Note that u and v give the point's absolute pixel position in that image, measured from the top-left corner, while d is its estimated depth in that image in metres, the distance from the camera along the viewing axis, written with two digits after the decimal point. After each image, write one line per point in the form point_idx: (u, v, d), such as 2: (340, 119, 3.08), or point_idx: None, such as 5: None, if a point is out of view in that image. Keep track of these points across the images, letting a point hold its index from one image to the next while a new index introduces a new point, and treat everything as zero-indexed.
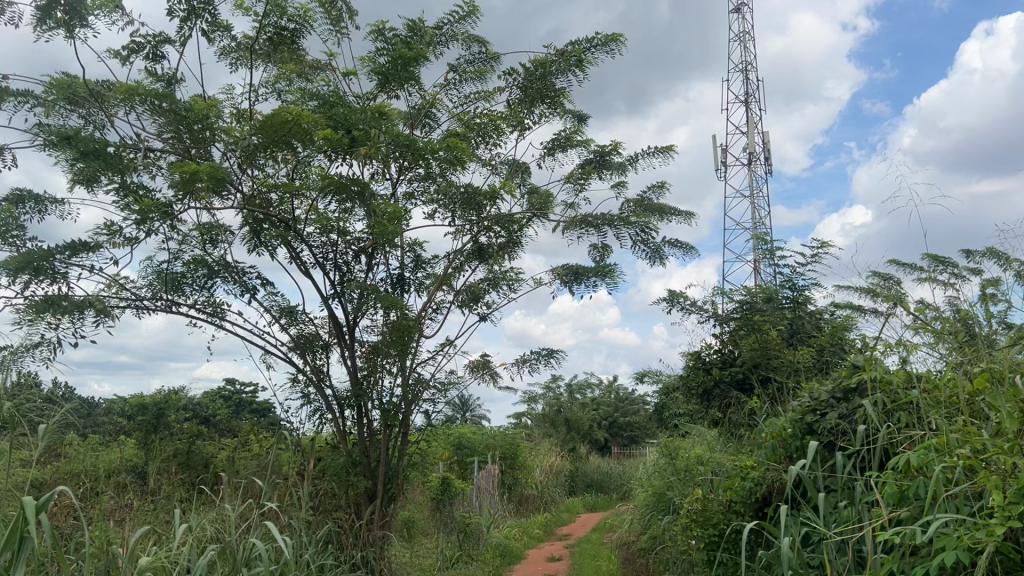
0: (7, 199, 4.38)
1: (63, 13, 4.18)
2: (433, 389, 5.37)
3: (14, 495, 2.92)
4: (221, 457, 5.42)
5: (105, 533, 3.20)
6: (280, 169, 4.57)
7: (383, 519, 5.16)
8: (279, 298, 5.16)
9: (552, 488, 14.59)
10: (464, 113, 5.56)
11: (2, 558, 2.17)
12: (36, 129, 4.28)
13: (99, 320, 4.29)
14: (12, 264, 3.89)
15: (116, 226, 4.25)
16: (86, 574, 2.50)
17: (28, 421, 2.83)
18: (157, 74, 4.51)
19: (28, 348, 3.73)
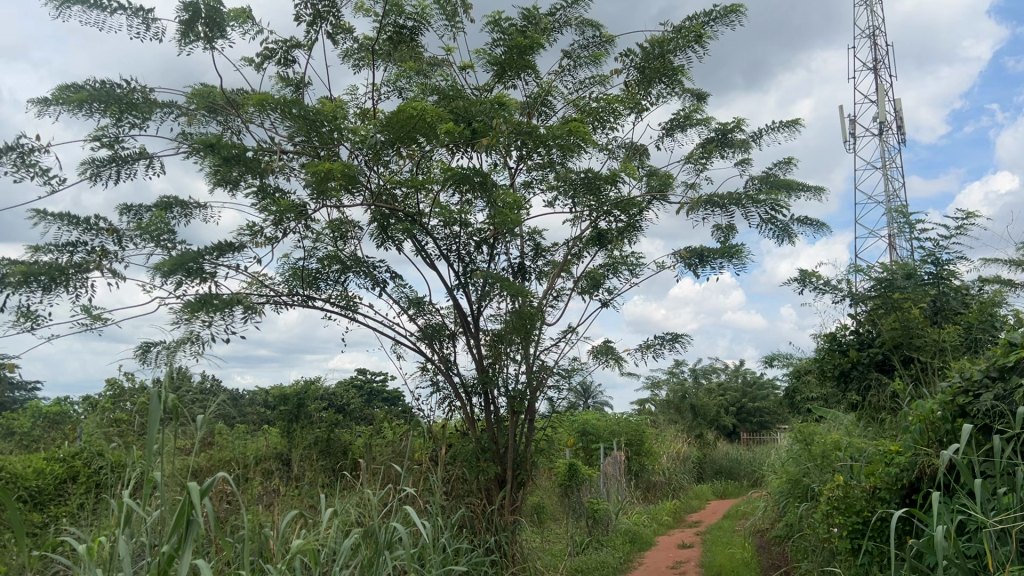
0: (158, 204, 4.68)
1: (203, 26, 4.42)
2: (557, 376, 5.40)
3: (179, 481, 3.11)
4: (358, 444, 5.64)
5: (259, 517, 3.38)
6: (404, 165, 4.69)
7: (513, 504, 5.25)
8: (407, 290, 5.30)
9: (680, 475, 14.41)
10: (580, 99, 5.53)
11: (173, 539, 2.29)
12: (181, 137, 4.56)
13: (246, 316, 4.54)
14: (167, 265, 4.15)
15: (257, 226, 4.47)
16: (247, 555, 2.64)
17: (189, 412, 3.01)
18: (287, 79, 4.71)
19: (183, 343, 3.98)
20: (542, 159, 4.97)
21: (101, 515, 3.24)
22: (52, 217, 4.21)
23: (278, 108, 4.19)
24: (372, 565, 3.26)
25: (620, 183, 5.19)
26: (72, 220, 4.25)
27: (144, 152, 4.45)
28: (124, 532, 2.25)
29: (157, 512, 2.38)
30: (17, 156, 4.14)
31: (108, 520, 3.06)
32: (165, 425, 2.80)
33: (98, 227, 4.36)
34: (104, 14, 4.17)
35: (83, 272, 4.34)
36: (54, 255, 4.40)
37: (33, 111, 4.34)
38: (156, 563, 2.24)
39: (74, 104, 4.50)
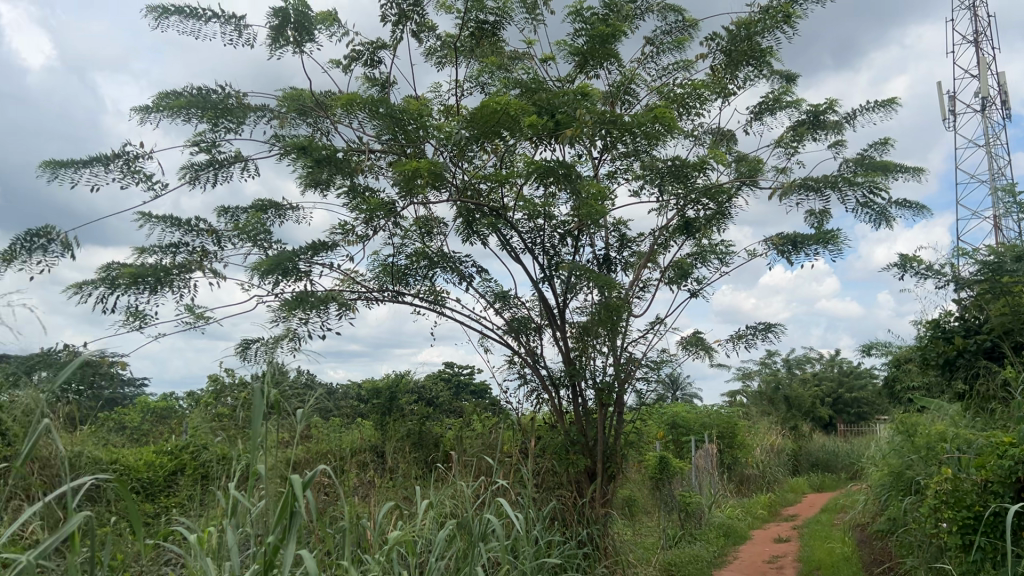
0: (253, 206, 4.85)
1: (293, 31, 4.55)
2: (646, 368, 5.34)
3: (281, 473, 3.21)
4: (450, 437, 5.73)
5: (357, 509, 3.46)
6: (488, 160, 4.72)
7: (604, 497, 5.23)
8: (492, 284, 5.34)
9: (775, 467, 14.07)
10: (665, 86, 5.45)
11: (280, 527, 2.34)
12: (274, 140, 4.70)
13: (340, 312, 4.66)
14: (265, 265, 4.29)
15: (348, 225, 4.57)
16: (347, 544, 2.69)
17: (289, 407, 3.10)
18: (373, 79, 4.80)
19: (280, 340, 4.11)
20: (627, 148, 4.92)
21: (209, 506, 3.38)
22: (156, 219, 4.41)
23: (366, 108, 4.27)
24: (468, 556, 3.30)
25: (707, 170, 5.09)
26: (175, 222, 4.44)
27: (240, 155, 4.61)
28: (231, 522, 2.33)
29: (261, 503, 2.44)
30: (124, 163, 4.35)
31: (216, 510, 3.18)
32: (267, 419, 2.89)
33: (199, 228, 4.54)
34: (200, 23, 4.33)
35: (186, 272, 4.54)
36: (159, 256, 4.61)
37: (137, 119, 4.54)
38: (262, 553, 2.30)
39: (173, 111, 4.69)
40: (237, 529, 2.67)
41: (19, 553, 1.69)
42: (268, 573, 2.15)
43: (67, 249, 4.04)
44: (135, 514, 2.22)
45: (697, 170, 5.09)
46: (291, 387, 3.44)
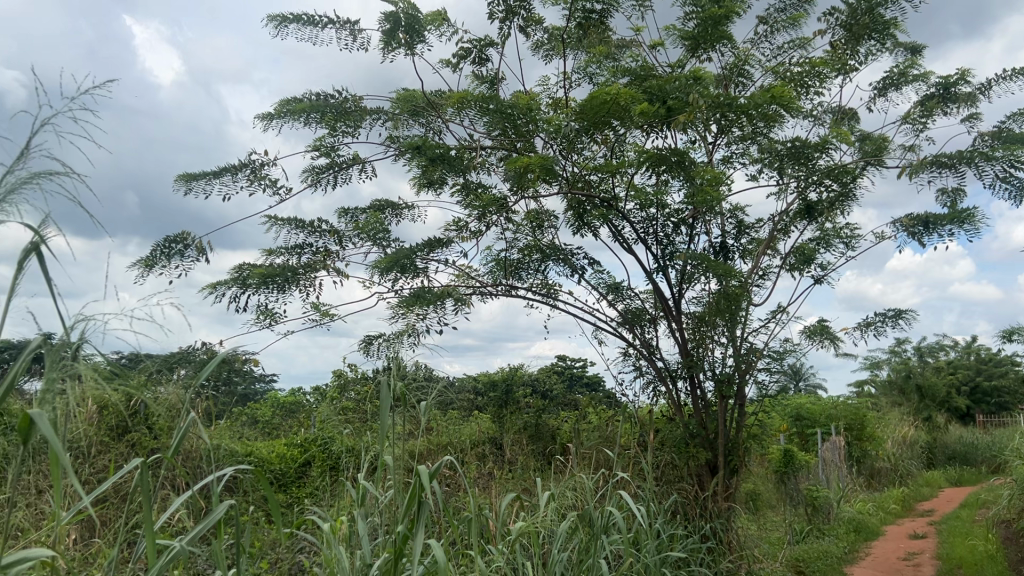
0: (371, 206, 4.99)
1: (404, 33, 4.65)
2: (768, 358, 5.19)
3: (405, 464, 3.30)
4: (566, 430, 5.74)
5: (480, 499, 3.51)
6: (599, 151, 4.69)
7: (727, 491, 5.12)
8: (605, 275, 5.31)
9: (907, 461, 13.40)
10: (780, 66, 5.26)
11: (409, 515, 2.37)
12: (390, 141, 4.83)
13: (457, 307, 4.74)
14: (384, 264, 4.41)
15: (462, 221, 4.64)
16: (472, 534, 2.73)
17: (413, 400, 3.17)
18: (482, 76, 4.85)
19: (401, 334, 4.22)
20: (743, 132, 4.78)
21: (339, 498, 3.52)
22: (281, 222, 4.60)
23: (476, 105, 4.32)
24: (590, 549, 3.30)
25: (829, 150, 4.89)
26: (299, 224, 4.63)
27: (358, 157, 4.75)
28: (361, 511, 2.40)
29: (389, 493, 2.49)
30: (250, 171, 4.57)
31: (345, 501, 3.30)
32: (392, 411, 2.96)
33: (321, 229, 4.72)
34: (317, 31, 4.49)
35: (311, 272, 4.72)
36: (285, 257, 4.81)
37: (261, 126, 4.76)
38: (391, 543, 2.35)
39: (295, 117, 4.88)
40: (366, 518, 2.76)
41: (171, 538, 1.78)
42: (398, 562, 2.20)
43: (201, 253, 4.28)
44: (272, 501, 2.31)
45: (817, 151, 4.89)
46: (414, 379, 3.52)
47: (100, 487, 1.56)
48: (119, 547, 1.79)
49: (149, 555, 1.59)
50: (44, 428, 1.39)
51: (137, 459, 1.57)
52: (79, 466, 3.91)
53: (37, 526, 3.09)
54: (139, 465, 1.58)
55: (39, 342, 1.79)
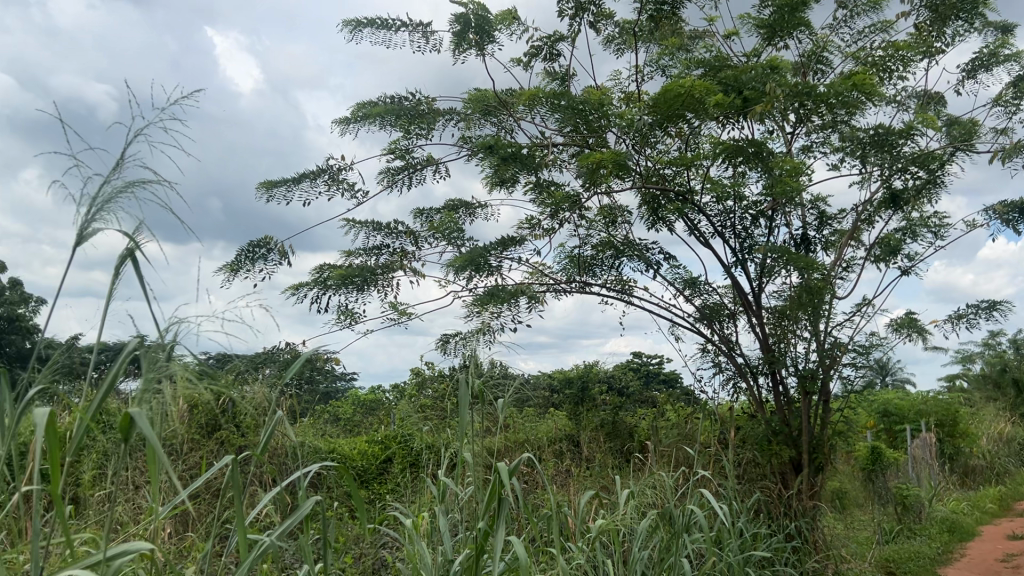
0: (446, 206, 5.04)
1: (475, 34, 4.69)
2: (853, 353, 5.03)
3: (484, 462, 3.32)
4: (644, 427, 5.69)
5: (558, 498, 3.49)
6: (673, 144, 4.63)
7: (812, 490, 4.99)
8: (681, 270, 5.24)
9: (1005, 458, 12.81)
10: (861, 51, 5.10)
11: (488, 513, 2.37)
12: (463, 141, 4.87)
13: (531, 305, 4.75)
14: (459, 263, 4.45)
15: (535, 219, 4.65)
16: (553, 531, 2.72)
17: (490, 397, 3.20)
18: (553, 73, 4.84)
19: (477, 332, 4.25)
20: (822, 120, 4.66)
21: (419, 495, 3.57)
22: (359, 224, 4.69)
23: (548, 102, 4.33)
24: (671, 548, 3.26)
25: (914, 136, 4.72)
26: (376, 226, 4.71)
27: (432, 158, 4.80)
28: (442, 507, 2.42)
29: (469, 490, 2.50)
30: (327, 175, 4.67)
31: (426, 497, 3.34)
32: (471, 409, 2.99)
33: (397, 230, 4.79)
34: (390, 34, 4.56)
35: (388, 272, 4.80)
36: (363, 258, 4.91)
37: (338, 131, 4.86)
38: (472, 539, 2.37)
39: (370, 120, 4.97)
40: (448, 514, 2.79)
41: (260, 533, 1.83)
42: (480, 558, 2.21)
43: (283, 257, 4.40)
44: (356, 497, 2.35)
45: (902, 138, 4.73)
46: (493, 376, 3.54)
47: (192, 484, 1.61)
48: (214, 541, 1.86)
49: (241, 548, 1.64)
50: (142, 426, 1.45)
51: (229, 456, 1.62)
52: (172, 462, 4.07)
53: (135, 519, 3.23)
54: (230, 461, 1.64)
55: (136, 343, 1.87)
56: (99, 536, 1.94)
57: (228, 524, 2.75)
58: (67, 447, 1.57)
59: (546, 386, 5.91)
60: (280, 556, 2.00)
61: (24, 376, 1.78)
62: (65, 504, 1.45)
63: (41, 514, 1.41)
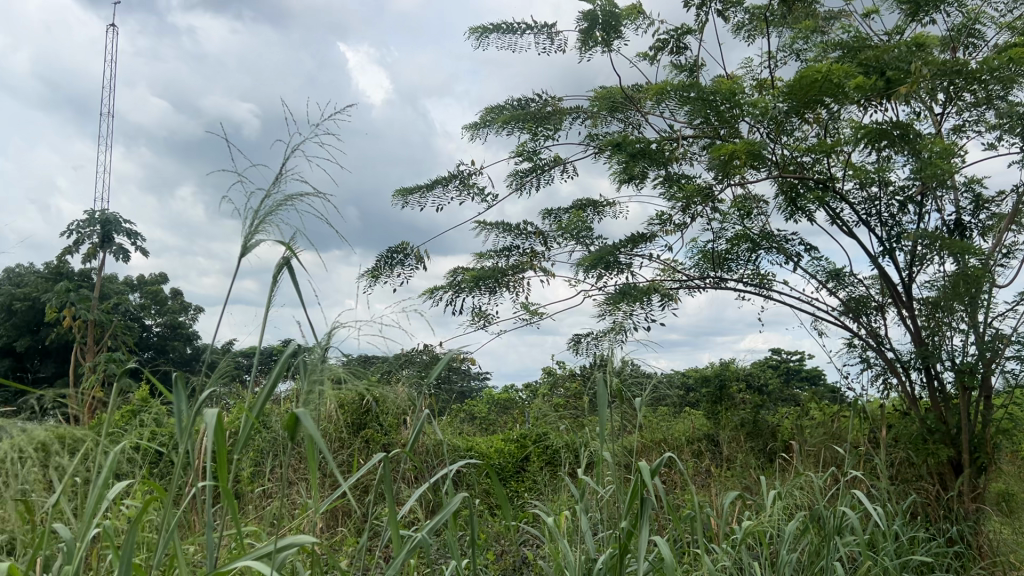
0: (574, 205, 5.05)
1: (601, 31, 4.67)
2: (1018, 345, 4.68)
3: (623, 460, 3.30)
4: (787, 426, 5.51)
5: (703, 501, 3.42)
6: (810, 131, 4.46)
7: (974, 492, 4.67)
8: (823, 262, 5.02)
9: None
10: (1018, 20, 4.74)
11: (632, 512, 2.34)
12: (590, 140, 4.86)
13: (664, 303, 4.68)
14: (589, 261, 4.45)
15: (666, 214, 4.57)
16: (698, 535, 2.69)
17: (628, 395, 3.18)
18: (681, 65, 4.76)
19: (609, 331, 4.23)
20: (976, 97, 4.36)
21: (558, 494, 3.58)
22: (490, 226, 4.77)
23: (677, 95, 4.26)
24: (822, 552, 3.13)
25: None
26: (506, 227, 4.78)
27: (559, 159, 4.82)
28: (584, 506, 2.42)
29: (610, 490, 2.49)
30: (459, 181, 4.78)
31: (565, 497, 3.35)
32: (610, 408, 2.98)
33: (527, 231, 4.84)
34: (517, 38, 4.61)
35: (520, 272, 4.85)
36: (495, 260, 4.98)
37: (468, 136, 4.96)
38: (616, 538, 2.35)
39: (499, 124, 5.05)
40: (589, 513, 2.80)
41: (410, 529, 1.88)
42: (624, 558, 2.20)
43: (419, 261, 4.53)
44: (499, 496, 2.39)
45: None
46: (631, 374, 3.52)
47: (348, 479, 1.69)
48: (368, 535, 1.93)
49: (394, 543, 1.70)
50: (303, 422, 1.52)
51: (381, 452, 1.68)
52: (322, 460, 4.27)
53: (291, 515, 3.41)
54: (381, 459, 1.69)
55: (294, 347, 1.98)
56: (262, 529, 2.07)
57: (379, 518, 2.87)
58: (235, 443, 1.67)
59: (681, 387, 5.79)
60: (429, 552, 2.06)
61: (194, 378, 1.92)
62: (235, 496, 1.55)
63: (214, 508, 1.50)
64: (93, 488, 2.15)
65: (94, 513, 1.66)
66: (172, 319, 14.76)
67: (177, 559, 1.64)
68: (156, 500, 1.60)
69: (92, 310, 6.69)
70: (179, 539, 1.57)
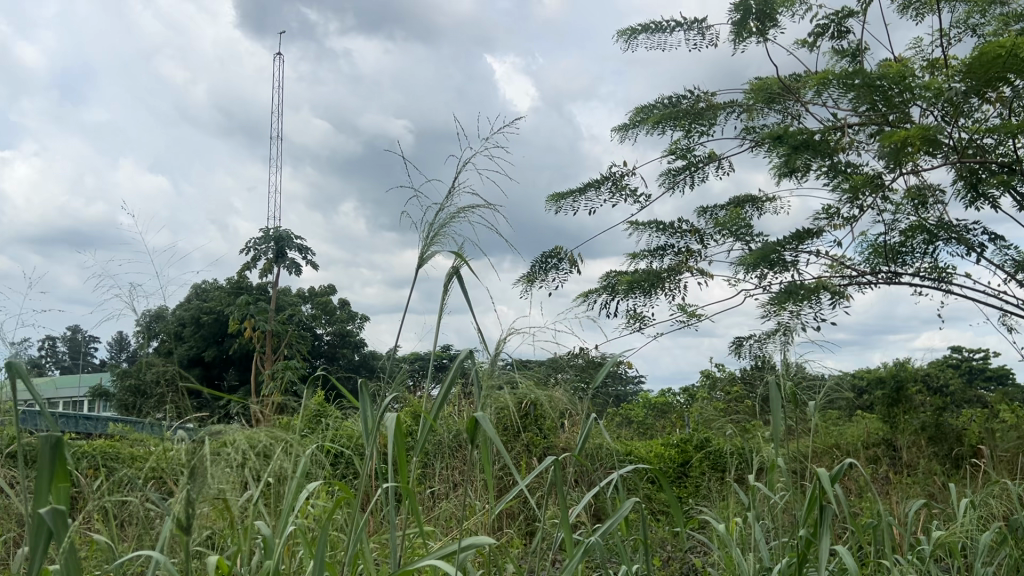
0: (731, 202, 4.92)
1: (755, 21, 4.53)
2: None
3: (796, 467, 3.19)
4: (976, 431, 5.14)
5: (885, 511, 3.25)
6: (993, 110, 4.13)
7: None
8: (1012, 252, 4.63)
9: None
10: None
11: (812, 521, 2.26)
12: (747, 134, 4.72)
13: (833, 301, 4.47)
14: (751, 260, 4.32)
15: (833, 208, 4.37)
16: (883, 546, 2.56)
17: (801, 399, 3.06)
18: (843, 50, 4.54)
19: (774, 331, 4.09)
20: None
21: (727, 501, 3.51)
22: (643, 226, 4.73)
23: (840, 83, 4.07)
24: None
25: None
26: (660, 227, 4.72)
27: (714, 155, 4.71)
28: (757, 514, 2.36)
29: (786, 496, 2.41)
30: (612, 182, 4.77)
31: (733, 503, 3.28)
32: (783, 413, 2.88)
33: (683, 230, 4.76)
34: (667, 36, 4.55)
35: (676, 274, 4.78)
36: (650, 261, 4.93)
37: (619, 138, 4.94)
38: (795, 546, 2.28)
39: (650, 123, 5.00)
40: (761, 519, 2.73)
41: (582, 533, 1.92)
42: (805, 568, 2.13)
43: (574, 266, 4.54)
44: (670, 501, 2.37)
45: None
46: (804, 377, 3.39)
47: (522, 482, 1.74)
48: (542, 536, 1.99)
49: (567, 546, 1.74)
50: (481, 427, 1.58)
51: (551, 457, 1.73)
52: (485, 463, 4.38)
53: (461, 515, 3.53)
54: (553, 463, 1.73)
55: (466, 353, 2.05)
56: (440, 529, 2.16)
57: (551, 520, 2.92)
58: (416, 447, 1.76)
59: (853, 389, 5.48)
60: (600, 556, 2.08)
61: (375, 384, 2.02)
62: (416, 498, 1.63)
63: (396, 512, 1.59)
64: (285, 488, 2.31)
65: (289, 511, 1.79)
66: (341, 327, 15.62)
67: (365, 557, 1.74)
68: (344, 500, 1.70)
69: (269, 320, 7.16)
70: (366, 538, 1.67)
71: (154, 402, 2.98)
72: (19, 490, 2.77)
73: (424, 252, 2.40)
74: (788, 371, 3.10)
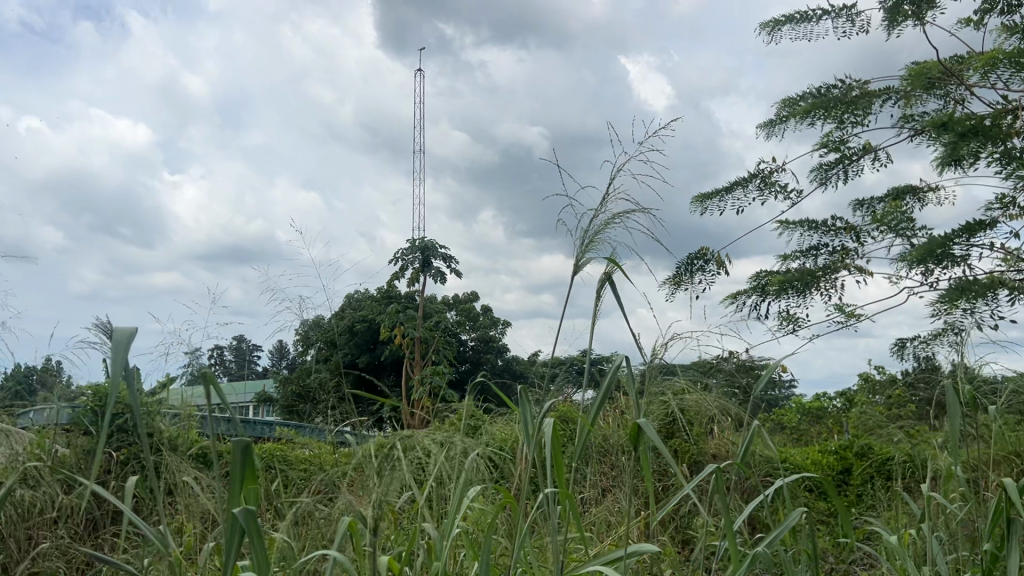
0: (890, 194, 4.67)
1: (911, 5, 4.29)
2: None
3: (975, 477, 2.98)
4: None
5: None
6: None
7: None
8: None
9: None
10: None
11: (1002, 533, 2.11)
12: (906, 123, 4.47)
13: (1011, 297, 4.15)
14: (916, 256, 4.08)
15: (1007, 197, 4.06)
16: None
17: (980, 403, 2.86)
18: (1013, 27, 4.21)
19: (944, 331, 3.84)
20: None
21: (897, 511, 3.32)
22: (794, 225, 4.56)
23: (1012, 62, 3.78)
24: None
25: None
26: (813, 226, 4.53)
27: (870, 147, 4.48)
28: (938, 527, 2.23)
29: (968, 507, 2.26)
30: (760, 180, 4.63)
31: (904, 514, 3.11)
32: (961, 418, 2.71)
33: (837, 227, 4.55)
34: (814, 26, 4.38)
35: (832, 272, 4.58)
36: (802, 261, 4.75)
37: (765, 134, 4.79)
38: (982, 561, 2.13)
39: (797, 117, 4.81)
40: (938, 531, 2.58)
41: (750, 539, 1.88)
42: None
43: (722, 267, 4.43)
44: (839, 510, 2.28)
45: None
46: (982, 380, 3.17)
47: (684, 489, 1.72)
48: (705, 543, 1.98)
49: (732, 556, 1.71)
50: (647, 433, 1.57)
51: (712, 464, 1.71)
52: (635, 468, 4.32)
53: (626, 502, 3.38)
54: (714, 471, 1.72)
55: (623, 358, 2.04)
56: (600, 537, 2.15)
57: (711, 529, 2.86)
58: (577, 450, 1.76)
59: None
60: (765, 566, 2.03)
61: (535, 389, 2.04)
62: (575, 503, 1.64)
63: (556, 517, 1.61)
64: (448, 493, 2.37)
65: (454, 513, 1.84)
66: (484, 333, 15.95)
67: (527, 561, 1.77)
68: (506, 504, 1.74)
69: (417, 327, 7.37)
70: (528, 542, 1.70)
71: (317, 407, 3.13)
72: (204, 489, 2.99)
73: (577, 257, 2.42)
74: (963, 373, 2.91)
